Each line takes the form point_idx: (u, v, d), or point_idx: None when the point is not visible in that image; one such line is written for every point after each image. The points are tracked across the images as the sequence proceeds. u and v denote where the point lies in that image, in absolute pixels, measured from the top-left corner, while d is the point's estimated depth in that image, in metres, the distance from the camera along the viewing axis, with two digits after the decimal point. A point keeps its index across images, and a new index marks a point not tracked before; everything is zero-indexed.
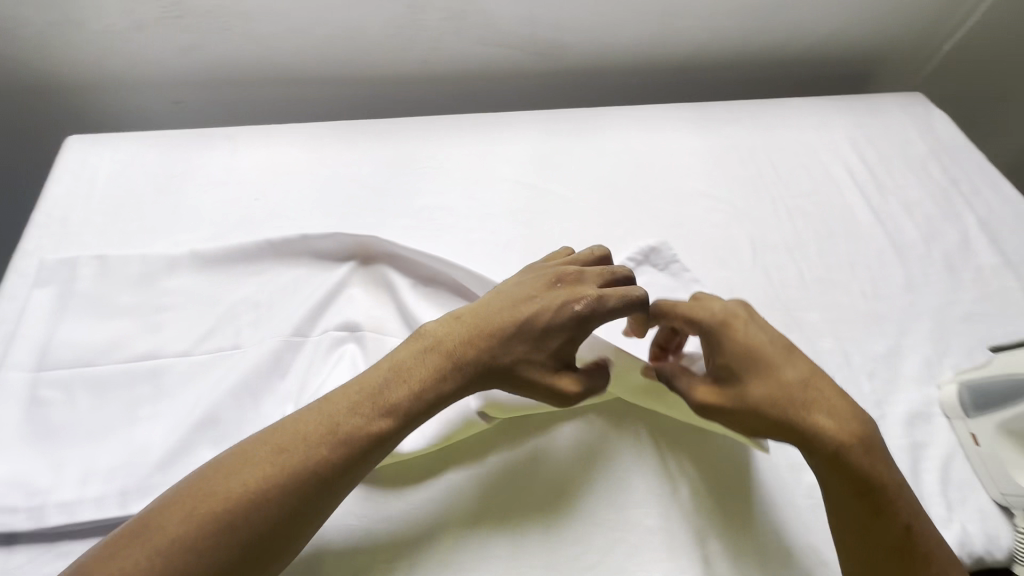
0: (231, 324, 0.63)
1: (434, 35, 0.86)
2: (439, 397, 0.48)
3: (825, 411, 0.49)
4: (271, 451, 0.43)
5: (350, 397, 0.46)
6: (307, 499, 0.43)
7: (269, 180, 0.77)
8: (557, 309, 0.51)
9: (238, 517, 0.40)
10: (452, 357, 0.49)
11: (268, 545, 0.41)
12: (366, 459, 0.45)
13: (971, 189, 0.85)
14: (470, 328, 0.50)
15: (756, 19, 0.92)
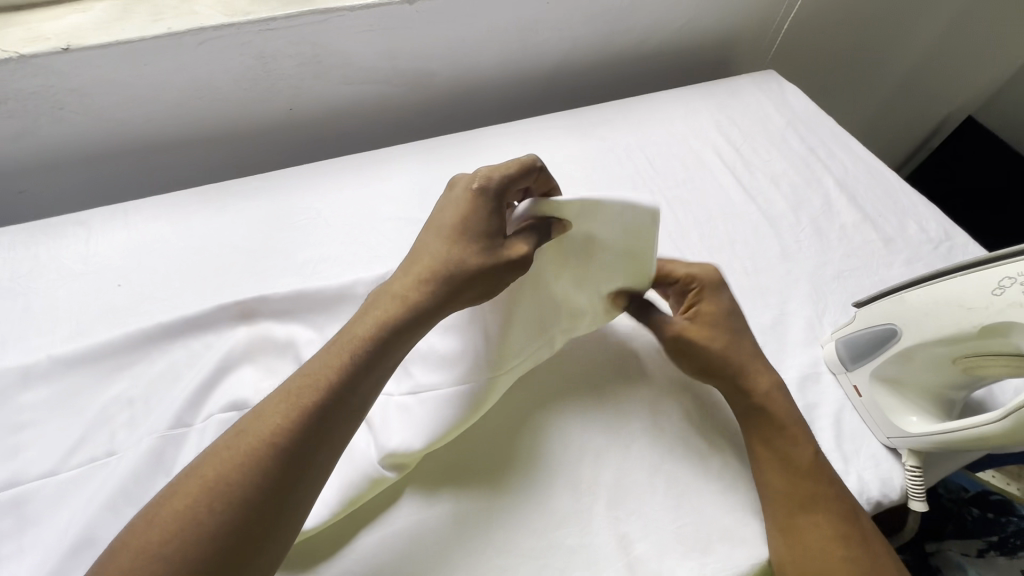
0: (104, 427, 0.58)
1: (293, 82, 0.83)
2: (398, 328, 0.50)
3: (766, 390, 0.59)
4: (253, 430, 0.45)
5: (318, 357, 0.49)
6: (296, 457, 0.44)
7: (134, 262, 0.71)
8: (468, 206, 0.55)
9: (229, 495, 0.42)
10: (392, 286, 0.53)
11: (251, 520, 0.42)
12: (345, 404, 0.47)
13: (827, 153, 0.92)
14: (406, 261, 0.55)
15: (610, 22, 0.95)
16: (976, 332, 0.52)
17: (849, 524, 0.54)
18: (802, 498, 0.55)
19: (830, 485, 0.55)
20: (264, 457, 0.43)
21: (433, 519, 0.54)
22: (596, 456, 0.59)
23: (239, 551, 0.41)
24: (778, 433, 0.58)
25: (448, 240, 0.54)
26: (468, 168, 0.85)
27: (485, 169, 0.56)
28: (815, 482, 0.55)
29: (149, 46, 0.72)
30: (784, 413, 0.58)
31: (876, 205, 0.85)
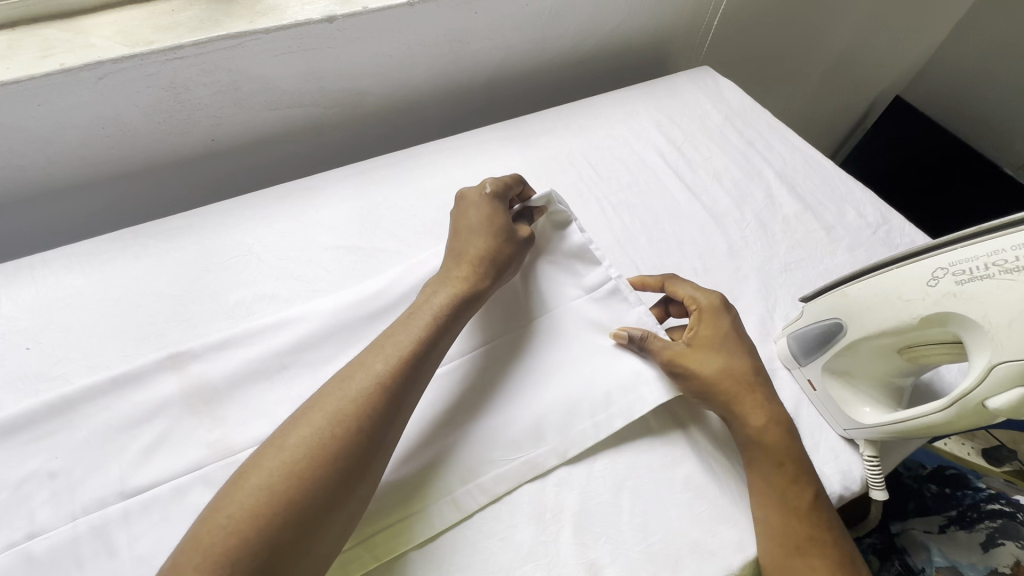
0: (20, 509, 0.52)
1: (212, 111, 0.78)
2: (458, 308, 0.59)
3: (752, 425, 0.58)
4: (346, 393, 0.49)
5: (391, 332, 0.55)
6: (385, 414, 0.49)
7: (45, 319, 0.65)
8: (490, 209, 0.66)
9: (335, 446, 0.46)
10: (447, 270, 0.62)
11: (363, 453, 0.47)
12: (421, 370, 0.53)
13: (766, 146, 0.93)
14: (450, 251, 0.64)
15: (542, 29, 0.94)
16: (916, 323, 0.52)
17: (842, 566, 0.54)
18: (799, 542, 0.54)
19: (824, 528, 0.55)
20: (363, 412, 0.48)
21: (396, 568, 0.52)
22: (562, 483, 0.57)
23: (342, 494, 0.45)
24: (774, 471, 0.56)
25: (481, 231, 0.64)
26: (407, 187, 0.82)
27: (488, 182, 0.69)
28: (812, 524, 0.54)
29: (42, 85, 0.66)
30: (786, 451, 0.57)
31: (816, 195, 0.86)
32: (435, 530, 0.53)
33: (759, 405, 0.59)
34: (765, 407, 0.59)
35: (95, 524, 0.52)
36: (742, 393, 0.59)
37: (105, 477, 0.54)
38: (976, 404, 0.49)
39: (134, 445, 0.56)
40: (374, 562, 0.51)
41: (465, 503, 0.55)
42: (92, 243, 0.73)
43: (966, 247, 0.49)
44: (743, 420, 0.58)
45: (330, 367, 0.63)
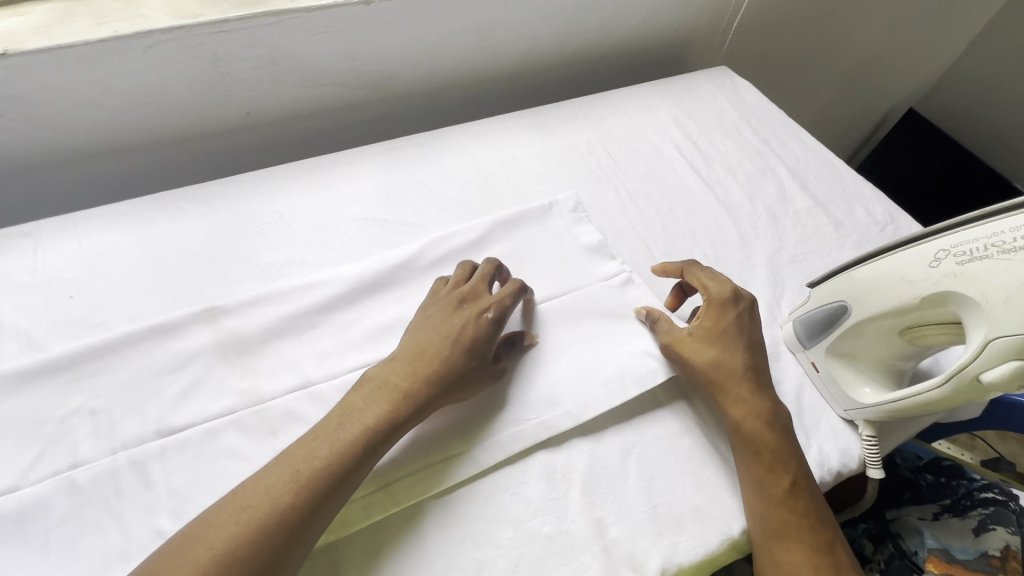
0: (64, 441, 0.56)
1: (248, 85, 0.82)
2: (400, 423, 0.54)
3: (734, 414, 0.59)
4: (267, 498, 0.47)
5: (330, 431, 0.52)
6: (305, 525, 0.47)
7: (87, 271, 0.69)
8: (483, 334, 0.61)
9: (244, 562, 0.44)
10: (398, 375, 0.57)
11: (310, 523, 0.48)
12: (353, 477, 0.51)
13: (779, 144, 0.96)
14: (410, 349, 0.59)
15: (566, 22, 0.97)
16: (916, 303, 0.55)
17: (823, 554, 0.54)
18: (777, 526, 0.55)
19: (803, 514, 0.56)
20: (281, 523, 0.47)
21: (415, 514, 0.55)
22: (572, 446, 0.60)
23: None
24: (755, 463, 0.57)
25: (448, 342, 0.59)
26: (431, 167, 0.86)
27: (492, 300, 0.63)
28: (791, 509, 0.55)
29: (94, 50, 0.69)
30: (771, 440, 0.58)
31: (826, 192, 0.89)
32: (448, 483, 0.56)
33: (746, 403, 0.60)
34: (751, 407, 0.59)
35: (133, 459, 0.55)
36: (730, 387, 0.61)
37: (144, 417, 0.58)
38: (972, 378, 0.51)
39: (171, 389, 0.60)
40: (394, 507, 0.54)
41: (480, 458, 0.58)
42: (131, 203, 0.76)
43: (966, 230, 0.51)
44: (728, 409, 0.60)
45: (355, 328, 0.66)
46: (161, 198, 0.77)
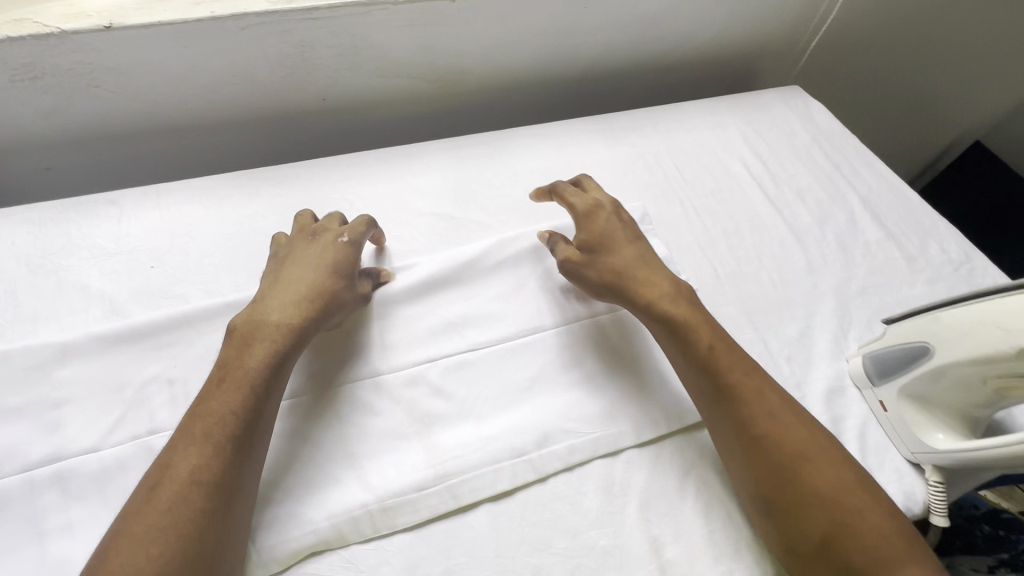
0: (142, 407, 0.57)
1: (328, 72, 0.83)
2: (290, 349, 0.56)
3: (649, 305, 0.64)
4: (179, 470, 0.47)
5: (215, 392, 0.51)
6: (228, 483, 0.47)
7: (167, 243, 0.71)
8: (345, 255, 0.64)
9: (174, 533, 0.44)
10: (268, 302, 0.58)
11: (237, 468, 0.48)
12: (257, 423, 0.51)
13: (851, 170, 0.93)
14: (272, 283, 0.61)
15: (641, 30, 0.96)
16: (1011, 354, 0.52)
17: (811, 435, 0.56)
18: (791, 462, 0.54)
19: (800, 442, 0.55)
20: (201, 488, 0.46)
21: (473, 514, 0.55)
22: (631, 461, 0.60)
23: (202, 569, 0.44)
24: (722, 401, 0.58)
25: (322, 272, 0.61)
26: (499, 166, 0.86)
27: (345, 227, 0.67)
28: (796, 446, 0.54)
29: (191, 28, 0.71)
30: (731, 359, 0.59)
31: (899, 224, 0.86)
32: (507, 486, 0.57)
33: (653, 289, 0.64)
34: (657, 289, 0.64)
35: None
36: (635, 282, 0.65)
37: None
38: None
39: None
40: (455, 504, 0.55)
41: (541, 465, 0.58)
42: (208, 178, 0.78)
43: None
44: (642, 306, 0.64)
45: (420, 323, 0.67)
46: (236, 176, 0.79)
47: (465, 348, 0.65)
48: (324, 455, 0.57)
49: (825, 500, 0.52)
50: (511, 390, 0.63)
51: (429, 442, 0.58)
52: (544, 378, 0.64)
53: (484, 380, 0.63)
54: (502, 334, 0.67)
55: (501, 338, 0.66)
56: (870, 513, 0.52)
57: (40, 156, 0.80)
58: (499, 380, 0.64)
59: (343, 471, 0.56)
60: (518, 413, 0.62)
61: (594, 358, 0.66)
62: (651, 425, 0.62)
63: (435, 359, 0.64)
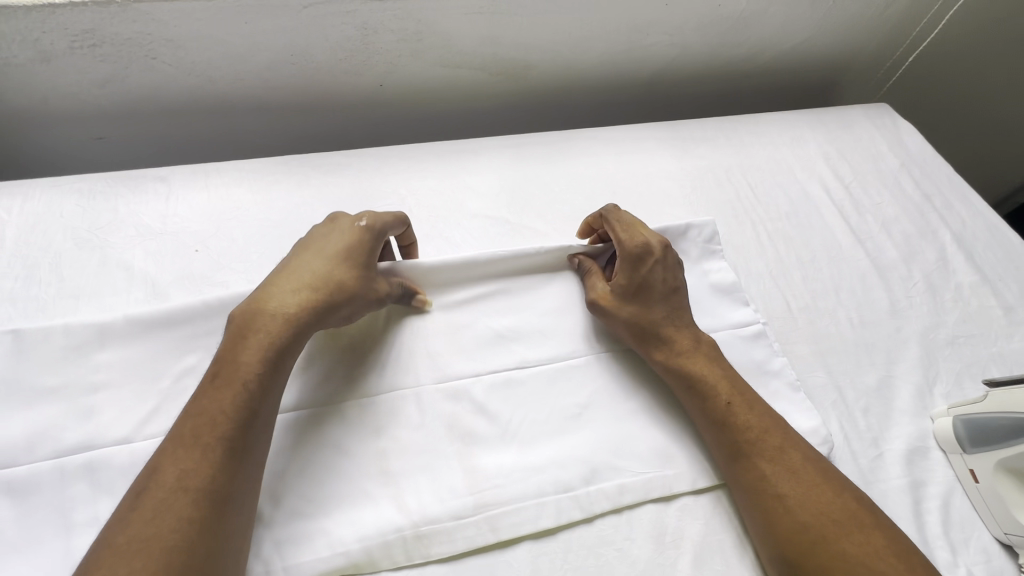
0: (178, 400, 0.55)
1: (388, 58, 0.79)
2: (289, 343, 0.52)
3: (670, 362, 0.59)
4: (166, 476, 0.44)
5: (207, 391, 0.48)
6: (218, 490, 0.44)
7: (213, 227, 0.68)
8: (360, 241, 0.59)
9: (157, 545, 0.41)
10: (266, 290, 0.54)
11: (229, 474, 0.45)
12: (251, 425, 0.48)
13: (943, 203, 0.85)
14: (273, 273, 0.56)
15: (722, 33, 0.89)
16: None
17: (834, 495, 0.51)
18: (850, 544, 0.48)
19: (849, 516, 0.50)
20: (187, 495, 0.43)
21: (513, 550, 0.52)
22: (685, 509, 0.55)
23: None
24: (774, 474, 0.53)
25: (329, 260, 0.57)
26: (558, 169, 0.81)
27: (369, 212, 0.61)
28: (851, 524, 0.49)
29: (253, 4, 0.67)
30: (760, 423, 0.56)
31: (995, 267, 0.78)
32: (551, 524, 0.52)
33: (678, 344, 0.60)
34: (684, 346, 0.60)
35: None
36: (661, 334, 0.60)
37: None
38: None
39: None
40: (494, 539, 0.51)
41: (588, 504, 0.54)
42: (257, 161, 0.75)
43: None
44: (664, 358, 0.60)
45: (466, 333, 0.62)
46: (287, 160, 0.76)
47: (514, 366, 0.61)
48: (357, 466, 0.53)
49: (852, 564, 0.47)
50: (561, 416, 0.58)
51: (470, 466, 0.54)
52: (596, 406, 0.60)
53: (532, 401, 0.59)
54: (554, 354, 0.62)
55: (551, 359, 0.62)
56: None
57: (94, 126, 0.78)
58: (548, 403, 0.59)
59: (377, 486, 0.52)
60: (567, 442, 0.57)
61: (650, 390, 0.61)
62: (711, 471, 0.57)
63: (478, 375, 0.59)
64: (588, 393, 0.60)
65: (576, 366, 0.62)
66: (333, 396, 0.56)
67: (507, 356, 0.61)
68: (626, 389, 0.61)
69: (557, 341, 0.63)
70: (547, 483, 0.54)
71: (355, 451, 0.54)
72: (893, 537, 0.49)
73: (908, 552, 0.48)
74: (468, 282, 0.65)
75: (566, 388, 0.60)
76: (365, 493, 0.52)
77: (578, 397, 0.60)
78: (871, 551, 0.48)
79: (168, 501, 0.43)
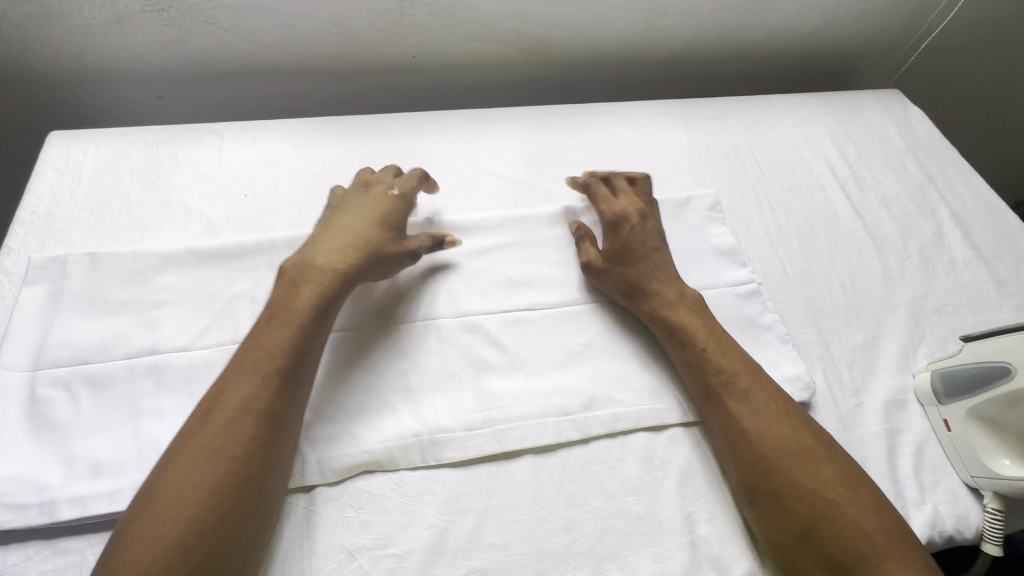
0: (229, 319, 0.63)
1: (422, 30, 0.85)
2: (336, 294, 0.59)
3: (654, 318, 0.64)
4: (231, 398, 0.51)
5: (265, 330, 0.55)
6: (274, 415, 0.51)
7: (261, 176, 0.76)
8: (393, 208, 0.67)
9: (226, 454, 0.48)
10: (314, 249, 0.62)
11: (285, 400, 0.52)
12: (303, 361, 0.55)
13: (945, 184, 0.88)
14: (318, 235, 0.64)
15: (737, 16, 0.94)
16: None
17: (792, 430, 0.56)
18: (804, 474, 0.53)
19: (809, 450, 0.55)
20: (250, 416, 0.50)
21: (515, 461, 0.58)
22: (674, 439, 0.61)
23: (253, 486, 0.48)
24: (738, 411, 0.58)
25: (367, 223, 0.64)
26: (575, 139, 0.87)
27: (399, 182, 0.70)
28: (807, 458, 0.54)
29: None
30: (736, 365, 0.60)
31: (991, 245, 0.81)
32: (551, 441, 0.59)
33: (662, 300, 0.65)
34: (667, 301, 0.65)
35: None
36: (646, 293, 0.65)
37: None
38: None
39: None
40: (499, 450, 0.58)
41: (585, 426, 0.60)
42: (300, 120, 0.83)
43: None
44: (648, 314, 0.65)
45: (482, 276, 0.69)
46: (326, 121, 0.83)
47: (524, 307, 0.67)
48: (381, 384, 0.60)
49: (804, 491, 0.53)
50: (563, 353, 0.64)
51: (480, 388, 0.61)
52: (597, 346, 0.66)
53: (539, 337, 0.65)
54: (561, 299, 0.68)
55: (557, 303, 0.68)
56: (848, 506, 0.52)
57: (156, 86, 0.87)
58: (552, 341, 0.65)
59: (398, 400, 0.59)
60: (569, 374, 0.63)
61: (647, 335, 0.67)
62: (693, 406, 0.62)
63: (490, 313, 0.66)
64: (589, 335, 0.66)
65: (580, 311, 0.68)
66: (360, 323, 0.63)
67: (518, 298, 0.67)
68: (625, 333, 0.67)
69: (564, 289, 0.69)
70: (549, 406, 0.60)
71: (380, 371, 0.61)
72: (844, 469, 0.54)
73: (856, 483, 0.53)
74: (486, 232, 0.72)
75: (569, 329, 0.66)
76: (387, 404, 0.59)
77: (581, 338, 0.66)
78: (819, 481, 0.53)
79: (235, 416, 0.50)
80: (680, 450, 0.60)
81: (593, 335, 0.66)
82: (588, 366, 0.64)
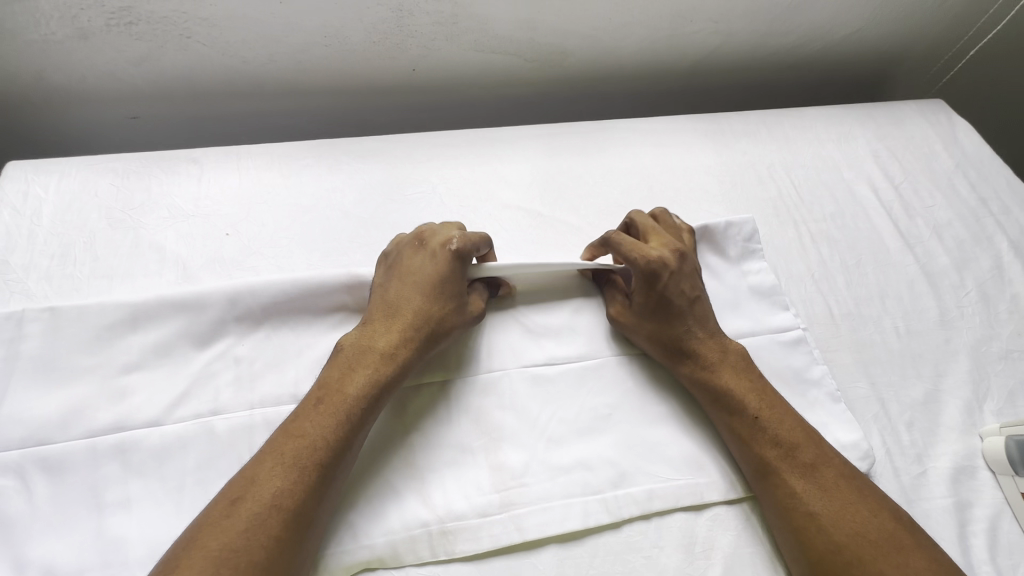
0: (207, 385, 0.55)
1: (423, 41, 0.77)
2: (391, 378, 0.52)
3: (699, 380, 0.57)
4: (264, 490, 0.44)
5: (311, 413, 0.48)
6: (304, 517, 0.44)
7: (244, 211, 0.68)
8: (449, 270, 0.57)
9: (246, 560, 0.41)
10: (374, 326, 0.54)
11: (317, 500, 0.46)
12: (346, 455, 0.48)
13: (1001, 208, 0.80)
14: (376, 304, 0.56)
15: (770, 21, 0.85)
16: None
17: (870, 514, 0.49)
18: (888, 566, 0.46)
19: (890, 536, 0.48)
20: (280, 515, 0.43)
21: (537, 552, 0.51)
22: (717, 520, 0.54)
23: None
24: (804, 490, 0.51)
25: (421, 292, 0.56)
26: (592, 161, 0.78)
27: (457, 233, 0.59)
28: (889, 546, 0.47)
29: None
30: (795, 436, 0.53)
31: None
32: (578, 527, 0.51)
33: (704, 361, 0.58)
34: (710, 362, 0.58)
35: (268, 419, 0.54)
36: (693, 352, 0.58)
37: (282, 377, 0.56)
38: None
39: (309, 352, 0.58)
40: (518, 539, 0.50)
41: (616, 508, 0.52)
42: (286, 144, 0.74)
43: None
44: (686, 376, 0.58)
45: (494, 327, 0.61)
46: (316, 145, 0.75)
47: (541, 363, 0.59)
48: (386, 461, 0.52)
49: None
50: (587, 418, 0.57)
51: (495, 464, 0.53)
52: (625, 410, 0.58)
53: (559, 399, 0.57)
54: (582, 353, 0.60)
55: (577, 358, 0.60)
56: None
57: (128, 106, 0.78)
58: (574, 403, 0.57)
59: (402, 481, 0.52)
60: (593, 444, 0.56)
61: (681, 395, 0.60)
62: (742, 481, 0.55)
63: (506, 371, 0.58)
64: (616, 395, 0.59)
65: (603, 367, 0.60)
66: None
67: (535, 353, 0.60)
68: (657, 393, 0.59)
69: (585, 341, 0.61)
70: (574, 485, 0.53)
71: (380, 447, 0.53)
72: (935, 560, 0.46)
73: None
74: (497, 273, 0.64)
75: (592, 389, 0.58)
76: (398, 488, 0.51)
77: (606, 399, 0.58)
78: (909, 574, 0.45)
79: (257, 512, 0.43)
80: (724, 533, 0.53)
81: (620, 396, 0.59)
82: (615, 434, 0.56)
